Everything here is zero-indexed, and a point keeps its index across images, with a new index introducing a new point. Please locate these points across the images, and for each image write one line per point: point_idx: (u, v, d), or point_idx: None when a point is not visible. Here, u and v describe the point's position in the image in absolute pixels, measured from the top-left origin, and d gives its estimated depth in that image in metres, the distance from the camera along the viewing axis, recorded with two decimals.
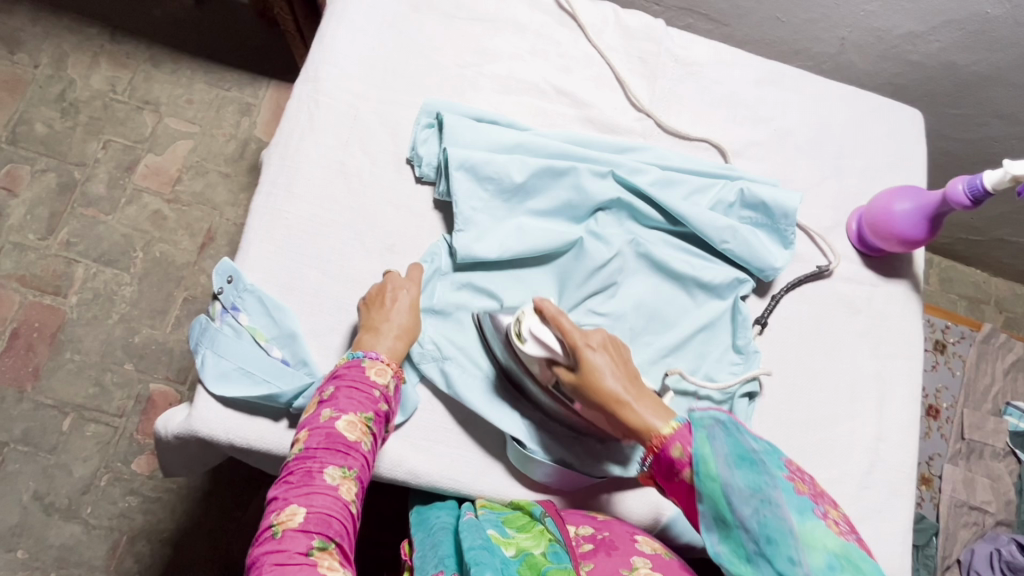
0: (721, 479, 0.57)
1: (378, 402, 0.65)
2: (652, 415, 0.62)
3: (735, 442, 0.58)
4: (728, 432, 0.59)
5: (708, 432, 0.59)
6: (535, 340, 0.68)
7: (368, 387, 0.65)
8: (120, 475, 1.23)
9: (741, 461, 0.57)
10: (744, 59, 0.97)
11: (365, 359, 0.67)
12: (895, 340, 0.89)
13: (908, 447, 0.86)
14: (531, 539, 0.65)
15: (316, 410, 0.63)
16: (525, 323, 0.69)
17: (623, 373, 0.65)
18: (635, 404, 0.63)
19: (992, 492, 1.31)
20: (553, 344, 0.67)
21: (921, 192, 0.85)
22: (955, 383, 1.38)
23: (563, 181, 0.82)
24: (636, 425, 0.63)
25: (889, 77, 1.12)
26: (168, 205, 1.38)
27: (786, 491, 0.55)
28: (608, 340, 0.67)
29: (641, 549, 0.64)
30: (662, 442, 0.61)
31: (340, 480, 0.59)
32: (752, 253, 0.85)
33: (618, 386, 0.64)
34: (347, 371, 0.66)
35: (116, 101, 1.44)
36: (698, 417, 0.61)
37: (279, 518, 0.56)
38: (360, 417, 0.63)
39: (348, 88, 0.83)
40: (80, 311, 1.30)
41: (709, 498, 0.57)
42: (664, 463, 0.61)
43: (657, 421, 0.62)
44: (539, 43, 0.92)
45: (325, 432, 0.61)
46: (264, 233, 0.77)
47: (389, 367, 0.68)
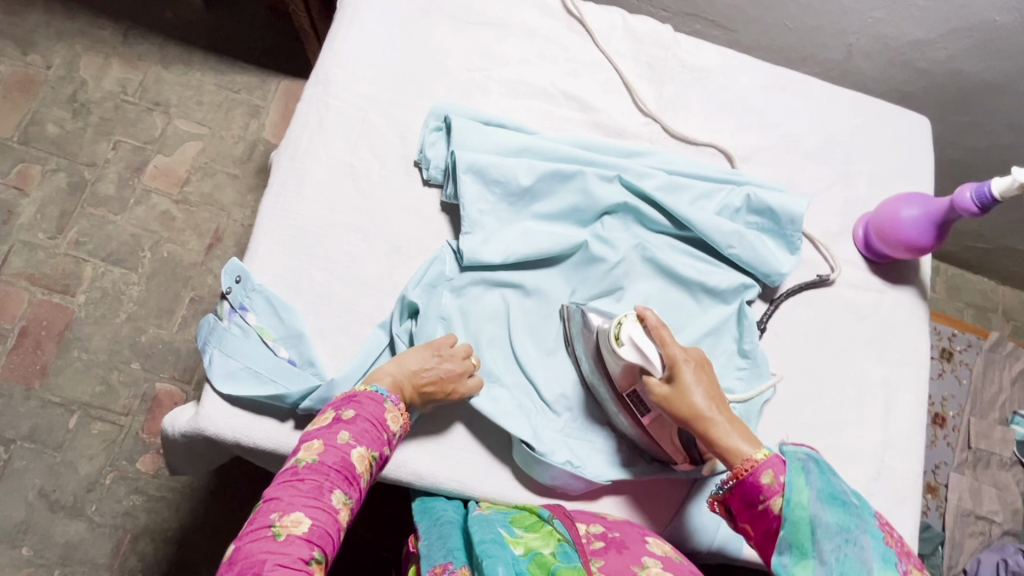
0: (809, 510, 0.57)
1: (385, 445, 0.65)
2: (743, 441, 0.63)
3: (828, 480, 0.59)
4: (820, 468, 0.60)
5: (802, 465, 0.60)
6: (635, 348, 0.69)
7: (381, 428, 0.65)
8: (125, 473, 1.23)
9: (833, 499, 0.58)
10: (751, 64, 0.97)
11: (388, 399, 0.67)
12: (902, 347, 0.89)
13: (915, 455, 0.86)
14: (540, 539, 0.65)
15: (335, 427, 0.63)
16: (627, 330, 0.70)
17: (715, 396, 0.67)
18: (725, 426, 0.65)
19: (999, 502, 1.30)
20: (652, 356, 0.68)
21: (929, 199, 0.84)
22: (962, 392, 1.38)
23: (570, 185, 0.82)
24: (725, 447, 0.64)
25: (896, 84, 1.12)
26: (176, 205, 1.40)
27: (873, 538, 0.56)
28: (704, 360, 0.69)
29: (651, 550, 0.63)
30: (753, 466, 0.61)
31: (343, 505, 0.59)
32: (758, 259, 0.85)
33: (710, 406, 0.66)
34: (367, 403, 0.65)
35: (126, 102, 1.45)
36: (790, 450, 0.61)
37: (283, 521, 0.55)
38: (370, 452, 0.63)
39: (357, 91, 0.84)
40: (88, 310, 1.31)
41: (794, 524, 0.57)
42: (745, 487, 0.61)
43: (748, 448, 0.63)
44: (548, 48, 0.92)
45: (340, 455, 0.61)
46: (272, 234, 0.77)
47: (403, 416, 0.67)
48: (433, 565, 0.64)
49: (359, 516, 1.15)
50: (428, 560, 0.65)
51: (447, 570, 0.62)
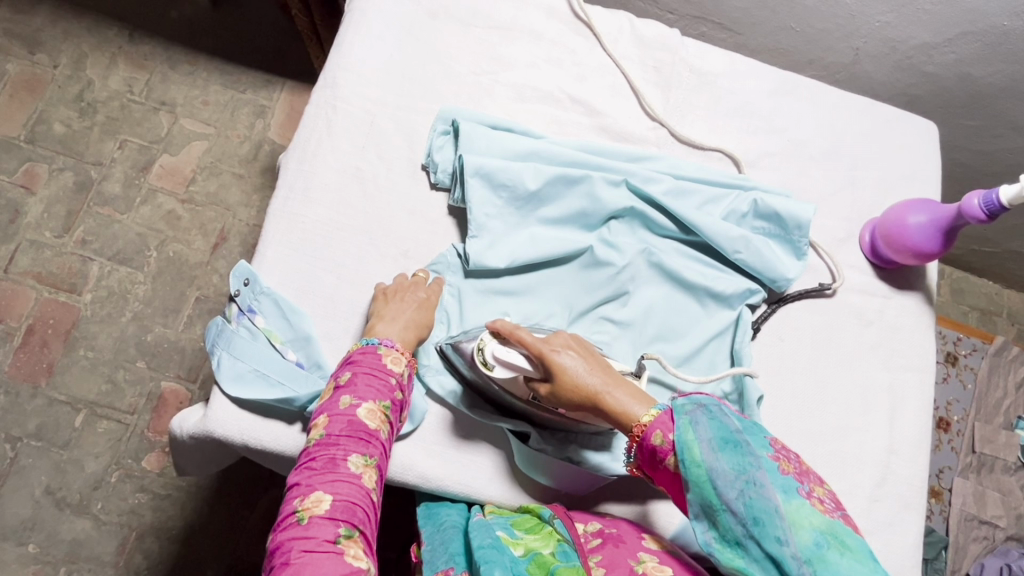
0: (706, 463, 0.56)
1: (394, 391, 0.66)
2: (632, 402, 0.62)
3: (719, 424, 0.57)
4: (710, 415, 0.58)
5: (690, 418, 0.58)
6: (501, 364, 0.67)
7: (384, 374, 0.66)
8: (131, 471, 1.24)
9: (725, 444, 0.56)
10: (758, 68, 0.97)
11: (381, 346, 0.68)
12: (907, 352, 0.89)
13: (919, 460, 0.86)
14: (540, 540, 0.66)
15: (335, 396, 0.64)
16: (489, 350, 0.68)
17: (595, 366, 0.64)
18: (614, 393, 0.62)
19: (1002, 506, 1.30)
20: (520, 361, 0.66)
21: (935, 205, 0.84)
22: (966, 396, 1.38)
23: (577, 189, 0.82)
24: (618, 415, 0.62)
25: (902, 88, 1.12)
26: (182, 205, 1.40)
27: (770, 471, 0.54)
28: (571, 339, 0.66)
29: (647, 545, 0.65)
30: (643, 430, 0.60)
31: (363, 468, 0.61)
32: (765, 264, 0.85)
33: (594, 381, 0.63)
34: (363, 357, 0.67)
35: (133, 102, 1.46)
36: (679, 405, 0.60)
37: (304, 504, 0.57)
38: (379, 405, 0.64)
39: (365, 94, 0.84)
40: (95, 309, 1.32)
41: (697, 484, 0.56)
42: (648, 452, 0.60)
43: (637, 409, 0.61)
44: (555, 51, 0.92)
45: (346, 420, 0.62)
46: (281, 236, 0.78)
47: (405, 355, 0.69)
48: (434, 571, 0.64)
49: None
50: (430, 566, 0.65)
51: (449, 575, 0.62)
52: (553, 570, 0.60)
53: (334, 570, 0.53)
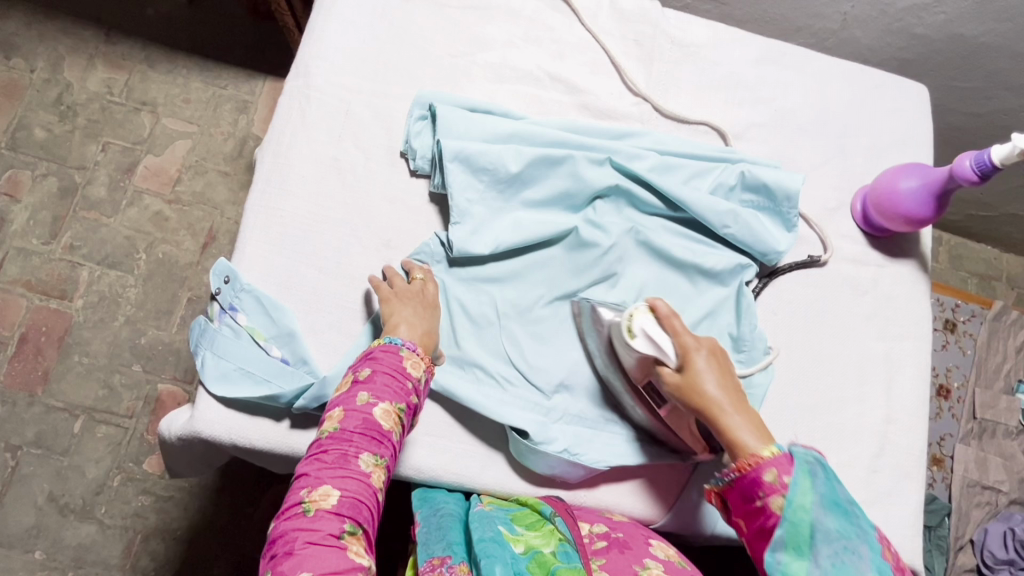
0: (810, 513, 0.57)
1: (411, 394, 0.64)
2: (754, 433, 0.62)
3: (833, 488, 0.59)
4: (826, 475, 0.59)
5: (810, 468, 0.59)
6: (648, 339, 0.69)
7: (403, 376, 0.64)
8: (132, 475, 1.24)
9: (835, 506, 0.57)
10: (743, 38, 0.94)
11: (403, 347, 0.66)
12: (903, 321, 0.88)
13: (918, 429, 0.85)
14: (541, 538, 0.65)
15: (353, 390, 0.62)
16: (638, 321, 0.70)
17: (729, 386, 0.66)
18: (737, 417, 0.63)
19: (1005, 471, 1.29)
20: (666, 345, 0.68)
21: (927, 169, 0.82)
22: (966, 362, 1.37)
23: (560, 170, 0.80)
24: (733, 438, 0.62)
25: (892, 51, 1.09)
26: (169, 205, 1.38)
27: (871, 549, 0.55)
28: (715, 349, 0.69)
29: (653, 553, 0.63)
30: (757, 462, 0.60)
31: (373, 467, 0.59)
32: (754, 237, 0.83)
33: (723, 395, 0.65)
34: (384, 356, 0.64)
35: (113, 103, 1.43)
36: (800, 452, 0.60)
37: (312, 496, 0.56)
38: (395, 406, 0.62)
39: (339, 83, 0.82)
40: (87, 314, 1.31)
41: (793, 525, 0.56)
42: (746, 483, 0.60)
43: (756, 441, 0.61)
44: (533, 29, 0.90)
45: (362, 417, 0.61)
46: (260, 231, 0.76)
47: (424, 360, 0.67)
48: (430, 556, 0.63)
49: None
50: (426, 549, 0.64)
51: (445, 562, 0.62)
52: (553, 571, 0.59)
53: (336, 564, 0.52)
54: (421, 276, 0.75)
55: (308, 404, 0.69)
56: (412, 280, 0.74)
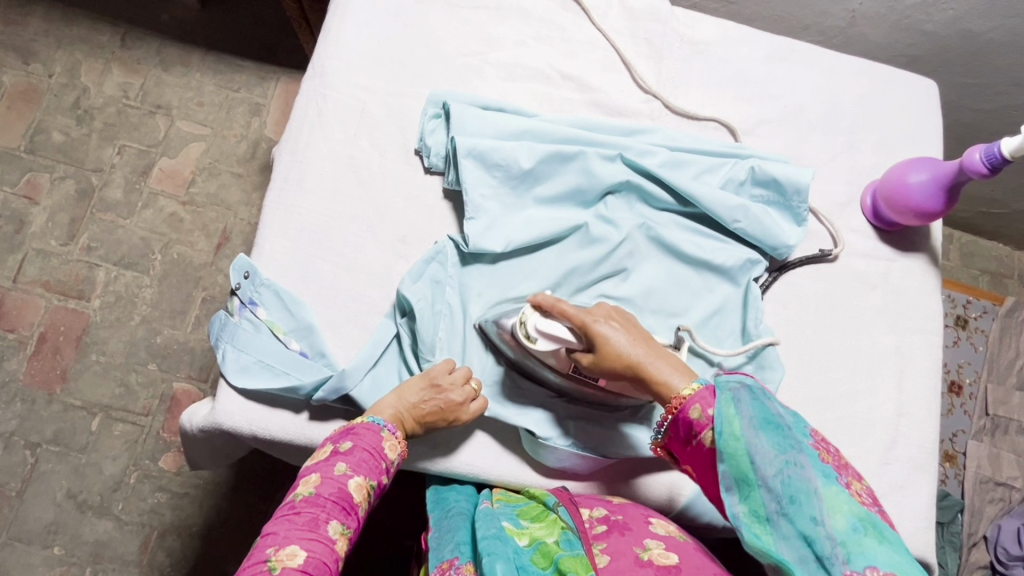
0: (744, 438, 0.54)
1: (383, 473, 0.66)
2: (671, 374, 0.62)
3: (762, 404, 0.55)
4: (754, 393, 0.56)
5: (732, 393, 0.56)
6: (544, 336, 0.69)
7: (380, 456, 0.66)
8: (148, 472, 1.26)
9: (767, 424, 0.54)
10: (752, 35, 0.95)
11: (384, 428, 0.68)
12: (914, 314, 0.88)
13: (929, 422, 0.85)
14: (545, 528, 0.66)
15: (331, 459, 0.63)
16: (530, 323, 0.70)
17: (635, 337, 0.65)
18: (652, 363, 0.63)
19: (1018, 468, 1.29)
20: (563, 333, 0.68)
21: (937, 162, 0.83)
22: (978, 358, 1.36)
23: (572, 166, 0.82)
24: (658, 387, 0.62)
25: (900, 47, 1.10)
26: (184, 207, 1.41)
27: (813, 456, 0.52)
28: (611, 310, 0.69)
29: (654, 531, 0.64)
30: (681, 402, 0.59)
31: (339, 535, 0.59)
32: (765, 232, 0.84)
33: (632, 350, 0.64)
34: (365, 433, 0.66)
35: (129, 107, 1.46)
36: (723, 380, 0.57)
37: (278, 555, 0.55)
38: (368, 481, 0.64)
39: (355, 82, 0.84)
40: (104, 314, 1.34)
41: (730, 457, 0.54)
42: (681, 425, 0.59)
43: (678, 381, 0.61)
44: (544, 28, 0.91)
45: (336, 486, 0.61)
46: (278, 228, 0.78)
47: (400, 445, 0.68)
48: (440, 560, 0.63)
49: (378, 505, 1.16)
50: (437, 553, 0.65)
51: (453, 565, 0.62)
52: (557, 559, 0.59)
53: None
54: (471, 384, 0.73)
55: (326, 396, 0.71)
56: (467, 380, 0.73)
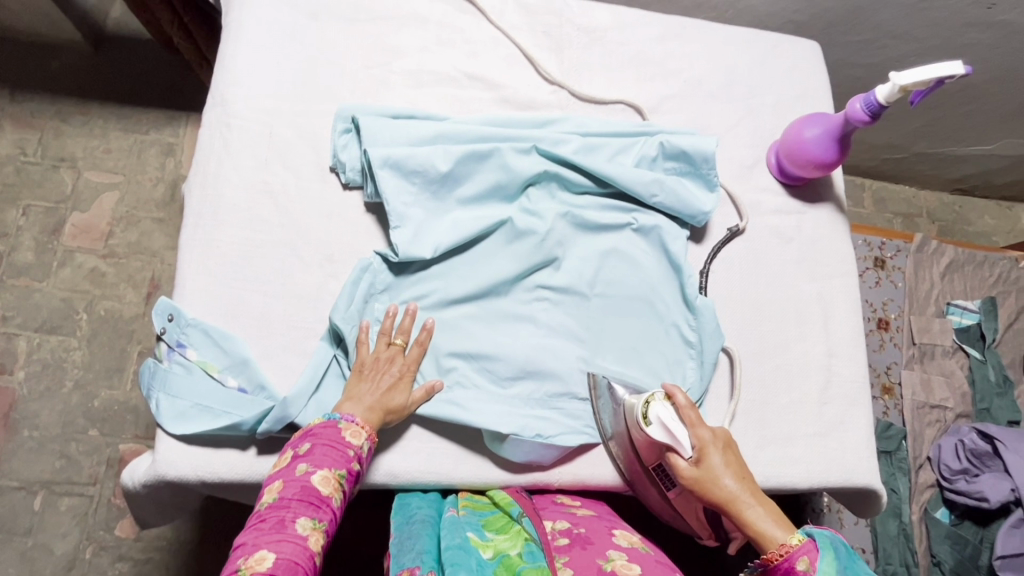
0: None
1: (352, 461, 0.65)
2: (774, 527, 0.63)
3: (859, 567, 0.57)
4: (850, 553, 0.58)
5: (832, 546, 0.58)
6: (664, 428, 0.71)
7: (343, 446, 0.65)
8: (105, 543, 1.19)
9: None
10: (645, 17, 0.99)
11: (342, 420, 0.67)
12: (829, 260, 0.94)
13: (858, 357, 0.91)
14: (509, 540, 0.67)
15: (292, 463, 0.63)
16: (654, 408, 0.73)
17: (741, 478, 0.68)
18: (755, 506, 0.66)
19: (948, 389, 1.39)
20: (681, 436, 0.70)
21: (826, 116, 0.88)
22: (899, 294, 1.45)
23: (489, 163, 0.83)
24: (756, 532, 0.64)
25: (785, 15, 1.17)
26: (104, 260, 1.34)
27: None
28: (729, 440, 0.71)
29: (617, 543, 0.68)
30: (786, 553, 0.60)
31: (310, 530, 0.59)
32: (681, 202, 0.87)
33: (737, 487, 0.67)
34: (323, 431, 0.66)
35: (28, 164, 1.38)
36: (818, 532, 0.60)
37: (246, 562, 0.54)
38: (334, 472, 0.63)
39: (259, 107, 0.82)
40: (30, 385, 1.26)
41: None
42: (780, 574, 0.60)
43: (781, 533, 0.63)
44: (444, 32, 0.92)
45: (300, 485, 0.61)
46: (198, 265, 0.76)
47: (365, 428, 0.67)
48: (400, 568, 0.60)
49: (353, 530, 1.15)
50: (397, 563, 0.62)
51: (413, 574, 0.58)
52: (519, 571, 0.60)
53: None
54: (400, 339, 0.74)
55: (271, 427, 0.69)
56: (391, 344, 0.74)
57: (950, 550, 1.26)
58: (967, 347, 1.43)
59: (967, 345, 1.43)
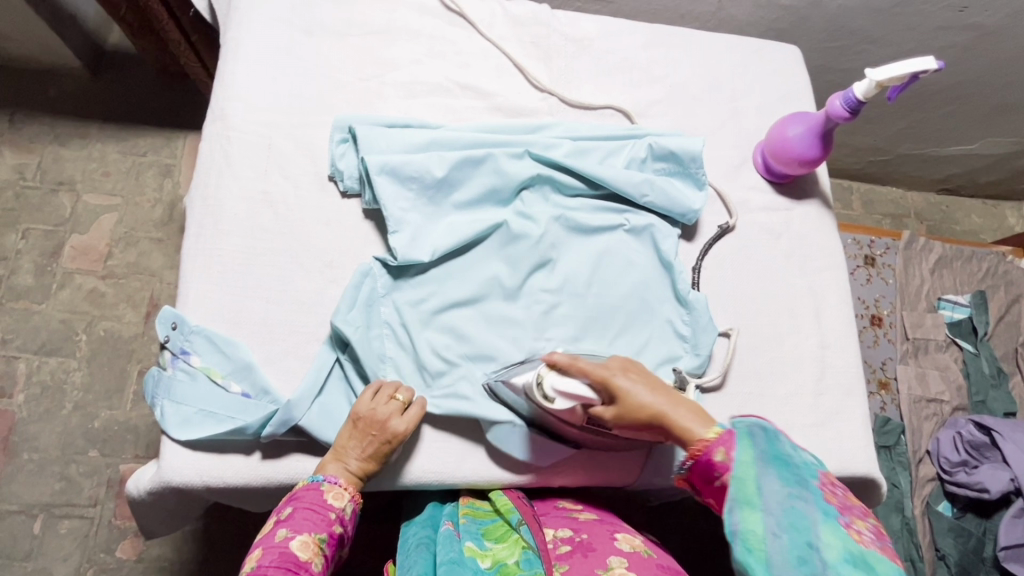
0: (756, 468, 0.58)
1: (333, 524, 0.67)
2: (695, 423, 0.63)
3: (773, 442, 0.61)
4: (766, 432, 0.62)
5: (748, 430, 0.61)
6: (563, 395, 0.70)
7: (324, 509, 0.67)
8: (105, 566, 1.18)
9: (776, 459, 0.59)
10: (629, 26, 1.02)
11: (325, 482, 0.68)
12: (818, 254, 0.96)
13: (851, 348, 0.92)
14: (507, 549, 0.69)
15: (272, 529, 0.65)
16: (547, 383, 0.71)
17: (652, 387, 0.66)
18: (673, 411, 0.64)
19: (944, 383, 1.40)
20: (582, 390, 0.69)
21: (807, 115, 0.91)
22: (890, 290, 1.47)
23: (483, 168, 0.85)
24: (683, 436, 0.63)
25: (767, 22, 1.21)
26: (103, 280, 1.35)
27: (817, 497, 0.57)
28: (628, 362, 0.70)
29: (618, 548, 0.68)
30: (705, 446, 0.61)
31: None
32: (671, 201, 0.90)
33: (651, 399, 0.65)
34: (305, 494, 0.67)
35: (27, 188, 1.40)
36: (736, 421, 0.63)
37: None
38: (314, 537, 0.65)
39: (257, 120, 0.85)
40: (30, 408, 1.26)
41: (741, 480, 0.58)
42: (704, 466, 0.61)
43: (701, 428, 0.63)
44: (435, 45, 0.95)
45: (278, 552, 0.62)
46: (200, 274, 0.77)
47: (347, 490, 0.69)
48: None
49: (358, 539, 1.15)
50: None
51: None
52: None
53: None
54: (400, 399, 0.72)
55: (274, 430, 0.70)
56: (390, 401, 0.72)
57: (953, 544, 1.26)
58: (960, 341, 1.45)
59: (960, 339, 1.45)
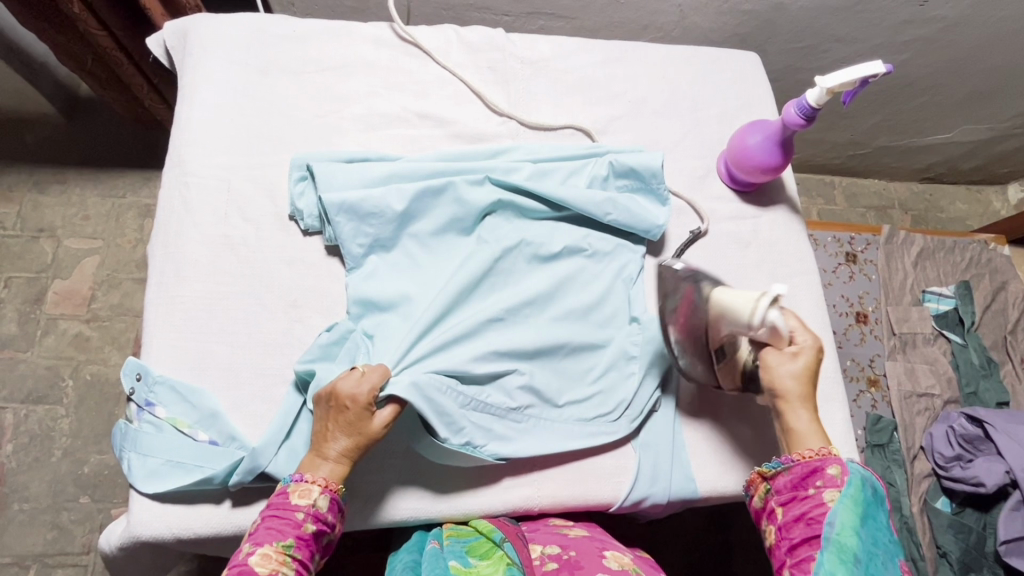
0: (859, 505, 0.65)
1: (299, 527, 0.64)
2: (813, 433, 0.68)
3: (871, 493, 0.67)
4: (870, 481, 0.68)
5: (862, 472, 0.67)
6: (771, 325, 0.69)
7: (288, 513, 0.64)
8: None
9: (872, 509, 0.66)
10: (587, 44, 1.02)
11: (290, 482, 0.66)
12: (789, 260, 0.95)
13: (827, 353, 0.92)
14: (491, 566, 0.68)
15: (239, 547, 0.63)
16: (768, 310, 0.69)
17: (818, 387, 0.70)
18: (810, 413, 0.69)
19: (933, 376, 1.39)
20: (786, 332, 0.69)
21: (765, 123, 0.92)
22: (874, 286, 1.46)
23: (444, 197, 0.85)
24: (795, 427, 0.69)
25: (729, 28, 1.21)
26: (88, 324, 1.35)
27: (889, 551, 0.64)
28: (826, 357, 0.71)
29: (606, 566, 0.67)
30: (824, 455, 0.67)
31: None
32: (635, 218, 0.90)
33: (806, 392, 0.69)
34: (270, 501, 0.65)
35: (8, 237, 1.40)
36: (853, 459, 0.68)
37: None
38: (277, 546, 0.62)
39: (216, 164, 0.85)
40: (18, 458, 1.25)
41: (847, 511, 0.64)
42: (807, 472, 0.67)
43: (817, 442, 0.68)
44: (393, 76, 0.95)
45: (239, 569, 0.60)
46: (162, 322, 0.77)
47: (313, 485, 0.66)
48: None
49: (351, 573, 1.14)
50: None
51: None
52: None
53: None
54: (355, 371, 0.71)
55: (242, 478, 0.70)
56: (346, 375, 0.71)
57: (954, 540, 1.24)
58: (947, 333, 1.43)
59: (947, 331, 1.44)
